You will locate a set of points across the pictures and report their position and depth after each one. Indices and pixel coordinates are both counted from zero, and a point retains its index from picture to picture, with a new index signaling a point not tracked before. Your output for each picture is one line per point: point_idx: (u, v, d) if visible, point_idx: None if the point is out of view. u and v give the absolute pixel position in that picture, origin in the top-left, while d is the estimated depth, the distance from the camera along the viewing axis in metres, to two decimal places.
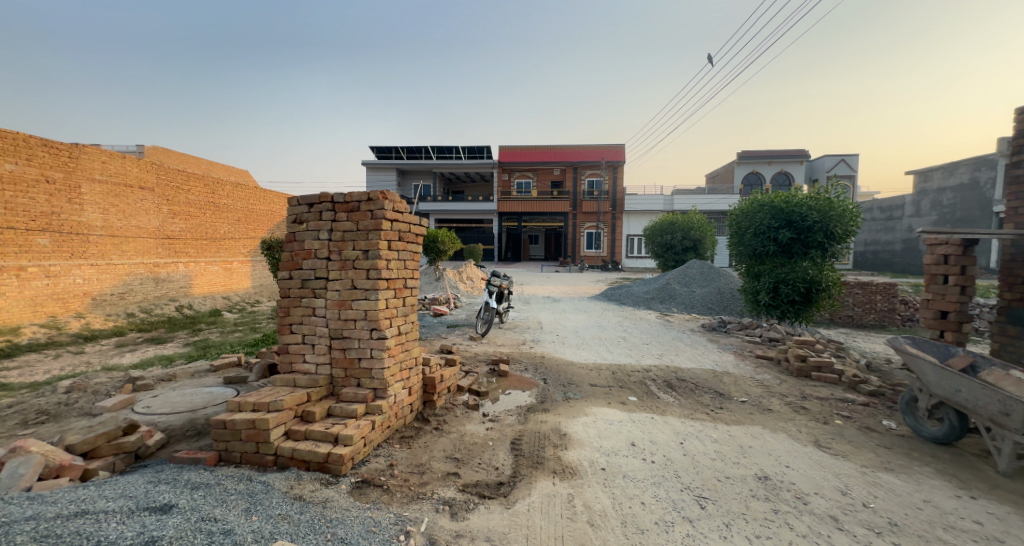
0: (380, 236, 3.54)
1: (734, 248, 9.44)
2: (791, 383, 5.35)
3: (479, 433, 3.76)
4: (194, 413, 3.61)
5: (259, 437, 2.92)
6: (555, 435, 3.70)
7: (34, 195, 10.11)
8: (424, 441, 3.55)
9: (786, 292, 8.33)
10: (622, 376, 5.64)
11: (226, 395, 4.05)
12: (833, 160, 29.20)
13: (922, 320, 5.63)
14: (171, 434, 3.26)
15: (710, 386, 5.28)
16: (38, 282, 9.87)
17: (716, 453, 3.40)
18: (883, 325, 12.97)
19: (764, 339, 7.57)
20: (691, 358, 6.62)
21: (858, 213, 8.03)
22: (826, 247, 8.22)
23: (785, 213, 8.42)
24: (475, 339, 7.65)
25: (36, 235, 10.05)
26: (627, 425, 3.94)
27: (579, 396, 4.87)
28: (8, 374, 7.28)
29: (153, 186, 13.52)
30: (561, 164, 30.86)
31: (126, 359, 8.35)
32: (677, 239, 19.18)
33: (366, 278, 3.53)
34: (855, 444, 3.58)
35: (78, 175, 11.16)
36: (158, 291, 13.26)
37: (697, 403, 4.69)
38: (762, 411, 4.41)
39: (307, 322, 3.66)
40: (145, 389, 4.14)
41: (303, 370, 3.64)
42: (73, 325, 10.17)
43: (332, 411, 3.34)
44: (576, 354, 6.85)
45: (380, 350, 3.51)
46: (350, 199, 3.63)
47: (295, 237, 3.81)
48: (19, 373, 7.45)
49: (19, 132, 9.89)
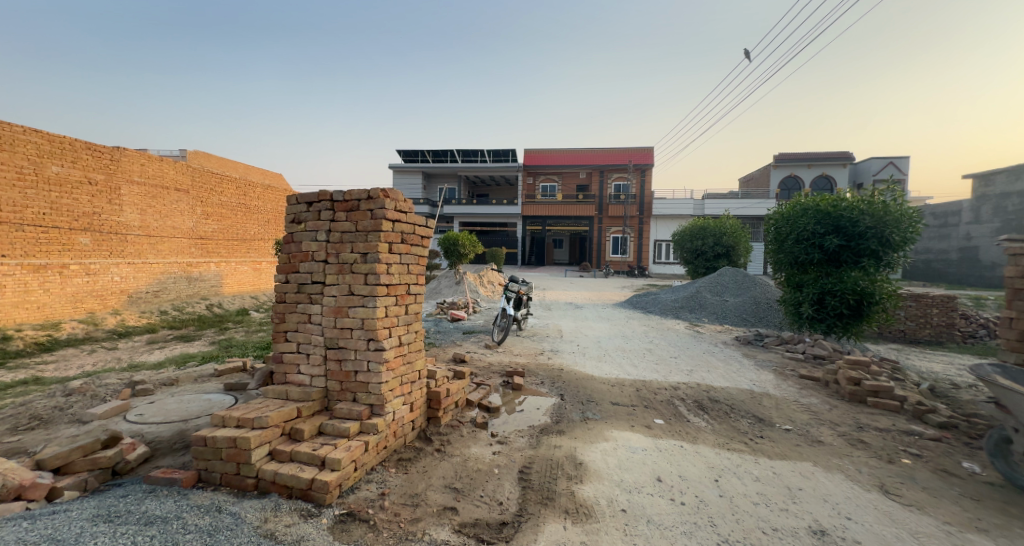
0: (380, 238, 3.26)
1: (771, 256, 8.72)
2: (844, 410, 4.70)
3: (484, 457, 3.38)
4: (185, 423, 3.42)
5: (240, 458, 2.67)
6: (571, 464, 3.29)
7: (77, 196, 10.57)
8: (423, 465, 3.21)
9: (833, 304, 7.56)
10: (647, 395, 5.14)
11: (224, 403, 3.87)
12: (881, 162, 27.33)
13: (1003, 342, 4.85)
14: (156, 446, 3.08)
15: (747, 410, 4.69)
16: (79, 279, 10.15)
17: (759, 495, 2.87)
18: (940, 341, 11.77)
19: (808, 357, 6.85)
20: (725, 375, 6.02)
21: (919, 219, 7.17)
22: (880, 255, 7.40)
23: (832, 217, 7.66)
24: (490, 347, 7.28)
25: (78, 234, 10.53)
26: (653, 456, 3.46)
27: (599, 416, 4.41)
28: (42, 368, 7.49)
29: (188, 188, 13.98)
30: (587, 167, 30.30)
31: (152, 357, 8.49)
32: (708, 245, 18.23)
33: (364, 283, 3.24)
34: (932, 490, 2.96)
35: (118, 177, 11.63)
36: (191, 289, 13.56)
37: (732, 430, 4.14)
38: (811, 443, 3.81)
39: (302, 330, 3.41)
40: (145, 394, 4.02)
41: (297, 381, 3.39)
42: (109, 321, 10.46)
43: (323, 429, 3.06)
44: (597, 367, 6.37)
45: (377, 364, 3.21)
46: (350, 198, 3.36)
47: (293, 238, 3.58)
48: (54, 367, 7.66)
49: (65, 136, 10.36)
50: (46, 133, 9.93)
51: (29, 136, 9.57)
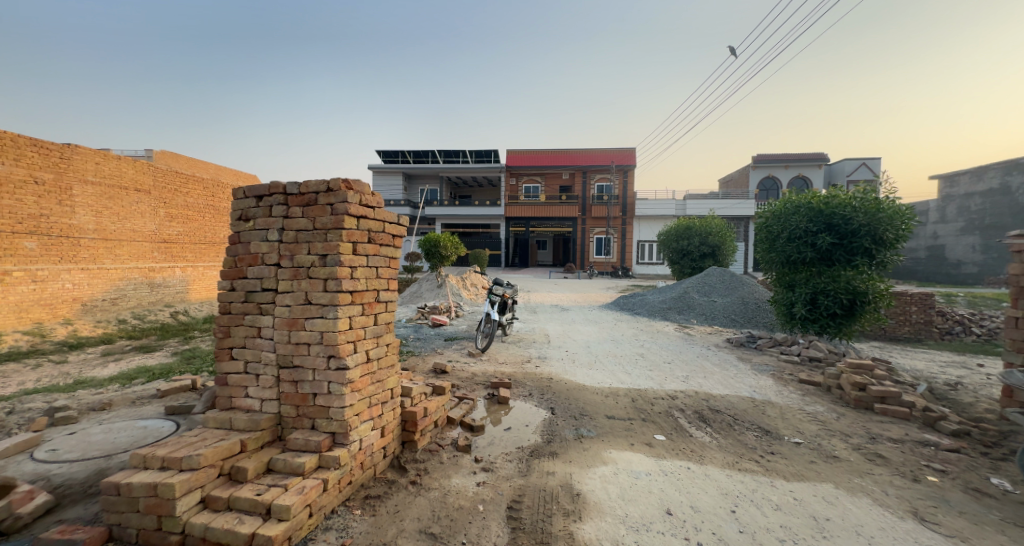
0: (341, 237, 2.78)
1: (762, 255, 8.54)
2: (851, 418, 4.44)
3: (468, 491, 2.92)
4: (108, 459, 2.84)
5: (161, 509, 2.12)
6: (567, 496, 2.87)
7: (22, 197, 9.63)
8: (395, 504, 2.72)
9: (826, 304, 7.40)
10: (643, 406, 4.77)
11: (162, 430, 3.28)
12: (853, 163, 28.02)
13: (1008, 342, 4.68)
14: (65, 492, 2.48)
15: (752, 421, 4.35)
16: (24, 287, 9.21)
17: (784, 530, 2.49)
18: (919, 338, 11.86)
19: (803, 359, 6.62)
20: (723, 381, 5.71)
21: (910, 216, 7.06)
22: (873, 254, 7.26)
23: (824, 215, 7.50)
24: (474, 356, 6.79)
25: (23, 237, 9.60)
26: (659, 482, 3.07)
27: (594, 433, 4.00)
28: None
29: (149, 188, 13.04)
30: (570, 168, 30.15)
31: (103, 373, 7.65)
32: (693, 245, 18.19)
33: (323, 290, 2.75)
34: (971, 515, 2.65)
35: (69, 176, 10.71)
36: (154, 297, 12.60)
37: (739, 445, 3.80)
38: (827, 460, 3.49)
39: (251, 346, 2.89)
40: (65, 423, 3.38)
41: (245, 406, 2.86)
42: (59, 332, 9.43)
43: (273, 465, 2.54)
44: (588, 375, 5.98)
45: (339, 385, 2.72)
46: (306, 190, 2.86)
47: (239, 238, 3.03)
48: None
49: (7, 131, 9.42)
50: None
51: None
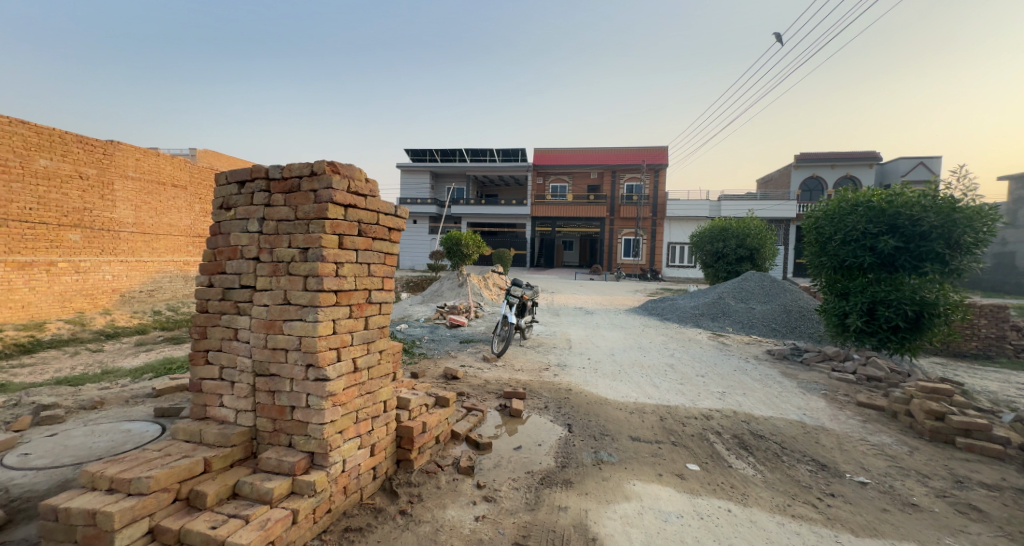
0: (323, 228, 2.42)
1: (810, 260, 7.68)
2: (929, 454, 3.72)
3: (464, 527, 2.49)
4: (77, 469, 2.61)
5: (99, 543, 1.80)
6: (581, 541, 2.39)
7: (67, 191, 9.99)
8: (379, 540, 2.34)
9: (887, 316, 6.50)
10: (674, 427, 4.20)
11: (144, 435, 3.05)
12: (909, 162, 25.82)
13: None
14: (18, 507, 2.23)
15: (803, 452, 3.72)
16: (68, 277, 9.56)
17: None
18: (990, 355, 10.53)
19: (861, 379, 5.81)
20: (766, 401, 5.04)
21: (994, 218, 6.12)
22: (946, 260, 6.33)
23: (887, 215, 6.63)
24: (489, 361, 6.39)
25: (68, 230, 9.90)
26: (694, 528, 2.55)
27: (615, 458, 3.51)
28: (18, 371, 6.85)
29: (185, 184, 13.44)
30: (599, 167, 29.31)
31: (131, 362, 7.78)
32: (728, 247, 17.09)
33: (302, 289, 2.40)
34: None
35: (111, 171, 11.08)
36: (188, 289, 13.00)
37: (789, 481, 3.22)
38: (908, 508, 2.87)
39: (226, 350, 2.59)
40: (50, 423, 3.22)
41: (219, 416, 2.58)
42: (98, 321, 9.72)
43: (239, 489, 2.21)
44: (611, 387, 5.46)
45: (318, 398, 2.36)
46: (289, 175, 2.53)
47: (220, 229, 2.74)
48: (31, 370, 7.01)
49: (56, 128, 9.80)
50: (35, 125, 9.36)
51: (16, 127, 8.99)
